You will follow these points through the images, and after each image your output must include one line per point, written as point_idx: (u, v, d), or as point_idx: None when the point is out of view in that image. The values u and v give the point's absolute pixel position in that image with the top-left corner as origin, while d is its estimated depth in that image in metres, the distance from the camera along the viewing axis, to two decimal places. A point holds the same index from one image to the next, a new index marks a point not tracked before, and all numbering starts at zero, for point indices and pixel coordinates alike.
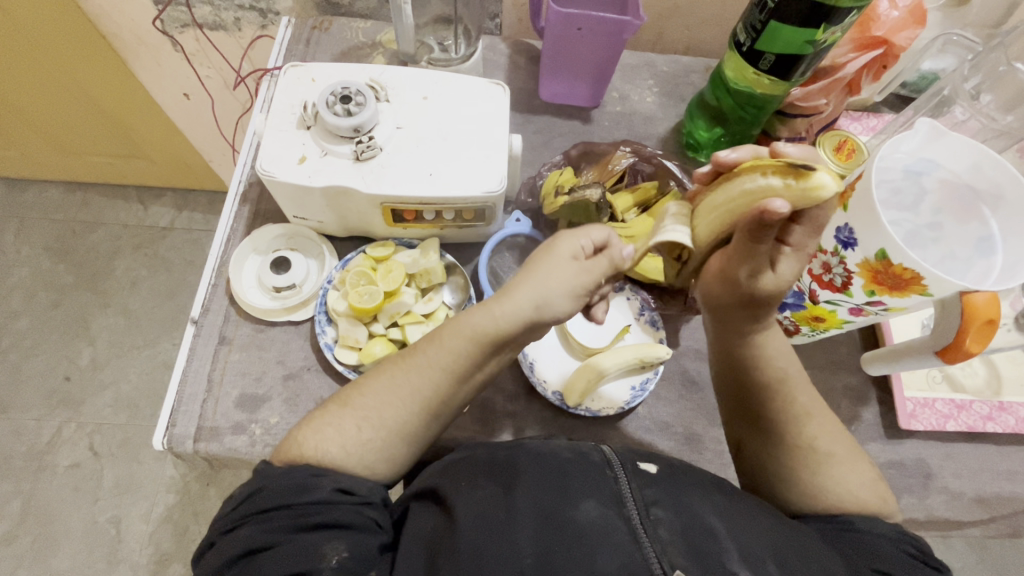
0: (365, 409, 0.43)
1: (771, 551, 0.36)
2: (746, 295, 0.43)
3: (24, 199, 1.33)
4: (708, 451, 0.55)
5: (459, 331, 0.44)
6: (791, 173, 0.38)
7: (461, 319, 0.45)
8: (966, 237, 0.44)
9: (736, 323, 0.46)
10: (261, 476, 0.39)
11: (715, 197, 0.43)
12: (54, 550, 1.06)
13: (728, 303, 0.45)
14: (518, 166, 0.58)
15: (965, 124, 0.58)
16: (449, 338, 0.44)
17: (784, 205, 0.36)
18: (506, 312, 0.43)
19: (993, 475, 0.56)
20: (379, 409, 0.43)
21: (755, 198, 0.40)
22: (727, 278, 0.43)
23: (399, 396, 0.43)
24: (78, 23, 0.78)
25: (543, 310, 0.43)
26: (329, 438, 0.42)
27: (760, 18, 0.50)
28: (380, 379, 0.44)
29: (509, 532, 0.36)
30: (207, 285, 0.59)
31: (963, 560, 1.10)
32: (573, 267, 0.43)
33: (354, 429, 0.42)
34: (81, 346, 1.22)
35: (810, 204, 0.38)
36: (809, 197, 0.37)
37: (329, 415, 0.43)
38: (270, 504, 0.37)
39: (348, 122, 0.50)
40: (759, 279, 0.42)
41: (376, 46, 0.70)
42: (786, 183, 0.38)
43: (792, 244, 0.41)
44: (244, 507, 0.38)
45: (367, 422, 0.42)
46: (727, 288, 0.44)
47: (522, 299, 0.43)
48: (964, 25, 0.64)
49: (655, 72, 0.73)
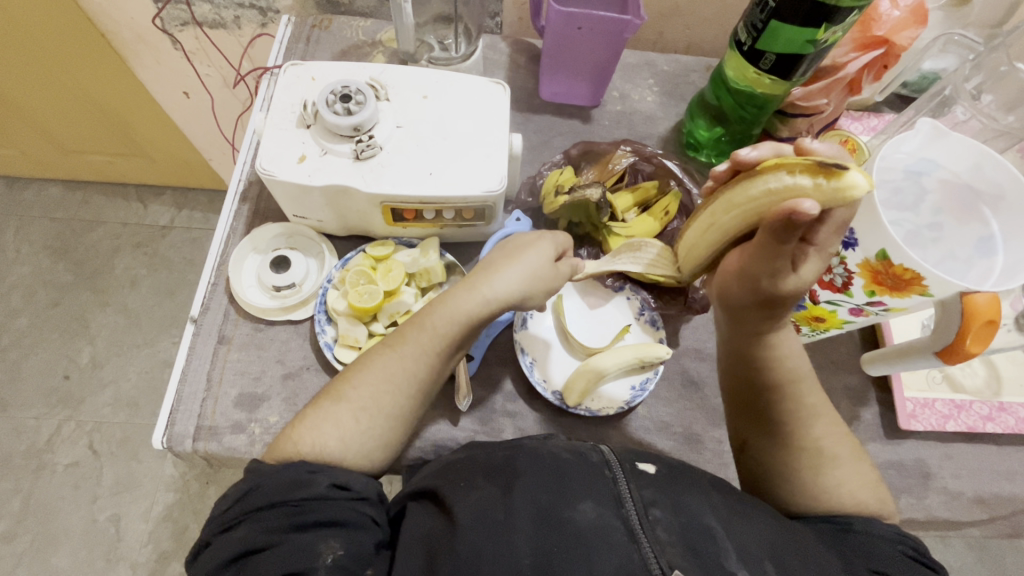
0: (361, 400, 0.43)
1: (766, 551, 0.36)
2: (765, 297, 0.42)
3: (24, 198, 1.33)
4: (707, 451, 0.55)
5: (451, 316, 0.45)
6: (821, 172, 0.37)
7: (447, 301, 0.46)
8: (966, 237, 0.44)
9: (751, 324, 0.45)
10: (255, 475, 0.39)
11: (737, 194, 0.42)
12: (54, 548, 1.06)
13: (744, 304, 0.44)
14: (518, 166, 0.58)
15: (965, 123, 0.58)
16: (441, 324, 0.45)
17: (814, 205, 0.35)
18: (499, 295, 0.46)
19: (993, 475, 0.56)
20: (376, 399, 0.43)
21: (785, 196, 0.39)
22: (747, 278, 0.42)
23: (395, 387, 0.44)
24: (77, 21, 0.77)
25: (526, 302, 0.47)
26: (327, 433, 0.42)
27: (761, 18, 0.50)
28: (375, 369, 0.44)
29: (507, 533, 0.36)
30: (207, 285, 0.59)
31: (962, 560, 1.10)
32: (549, 256, 0.48)
33: (352, 421, 0.42)
34: (81, 345, 1.22)
35: (841, 202, 0.37)
36: (841, 196, 0.37)
37: (323, 410, 0.43)
38: (266, 503, 0.37)
39: (347, 121, 0.49)
40: (781, 280, 0.41)
41: (376, 45, 0.70)
42: (816, 182, 0.37)
43: (817, 244, 0.40)
44: (240, 506, 0.38)
45: (364, 413, 0.43)
46: (743, 289, 0.43)
47: (516, 284, 0.46)
48: (965, 25, 0.63)
49: (655, 71, 0.73)
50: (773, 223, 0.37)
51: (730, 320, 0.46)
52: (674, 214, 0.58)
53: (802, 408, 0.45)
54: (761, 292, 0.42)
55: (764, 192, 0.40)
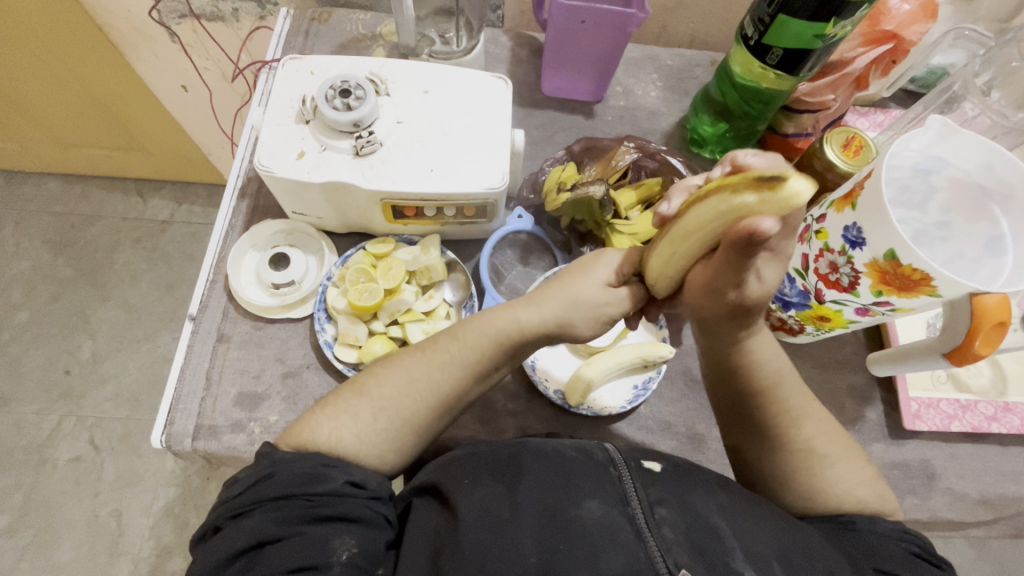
0: (383, 398, 0.42)
1: (776, 550, 0.36)
2: (736, 307, 0.40)
3: (23, 191, 1.32)
4: (710, 451, 0.55)
5: (484, 328, 0.44)
6: (763, 185, 0.32)
7: (499, 312, 0.45)
8: (974, 237, 0.43)
9: (712, 344, 0.45)
10: (269, 462, 0.39)
11: (700, 214, 0.36)
12: (56, 543, 1.06)
13: (715, 316, 0.42)
14: (520, 162, 0.57)
15: (975, 119, 0.57)
16: (482, 339, 0.44)
17: (773, 223, 0.32)
18: (531, 320, 0.43)
19: (998, 476, 0.56)
20: (397, 401, 0.42)
21: (735, 215, 0.34)
22: (712, 290, 0.39)
23: (421, 395, 0.43)
24: (74, 13, 0.77)
25: (565, 328, 0.43)
26: (343, 425, 0.41)
27: (768, 12, 0.49)
28: (404, 370, 0.43)
29: (512, 531, 0.35)
30: (206, 281, 0.58)
31: (962, 557, 1.10)
32: (603, 273, 0.45)
33: (370, 419, 0.42)
34: (81, 339, 1.21)
35: (796, 210, 0.32)
36: (790, 206, 0.31)
37: (345, 402, 0.42)
38: (280, 493, 0.36)
39: (347, 116, 0.49)
40: (747, 287, 0.38)
41: (376, 38, 0.69)
42: (761, 197, 0.32)
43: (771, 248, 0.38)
44: (252, 493, 0.37)
45: (379, 420, 0.42)
46: (712, 306, 0.41)
47: (547, 305, 0.43)
48: (975, 19, 0.62)
49: (659, 65, 0.72)
50: (736, 242, 0.33)
51: (702, 328, 0.44)
52: (646, 239, 0.56)
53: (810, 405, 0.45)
54: (735, 304, 0.40)
55: (724, 212, 0.34)
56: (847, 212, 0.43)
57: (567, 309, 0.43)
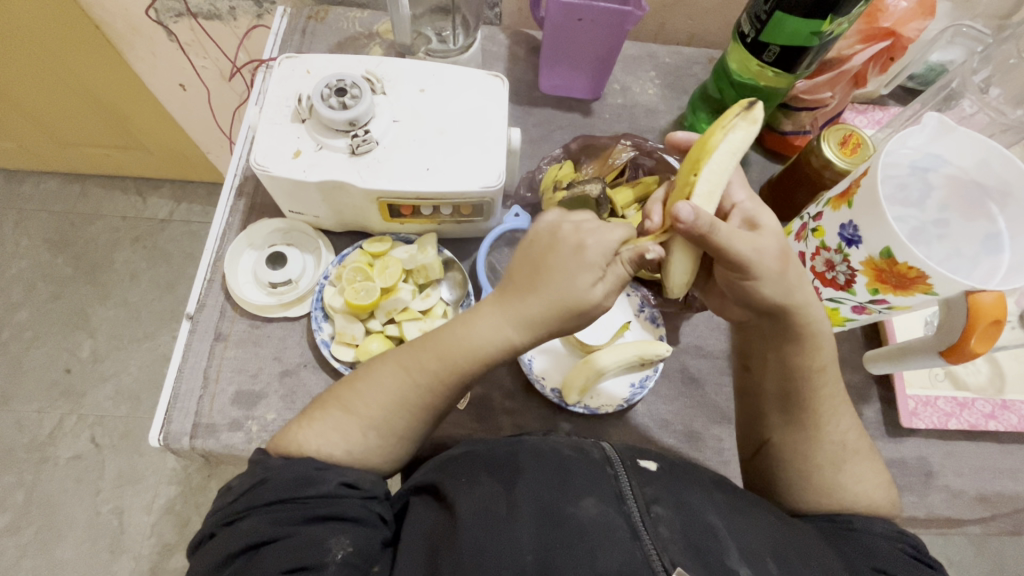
0: (372, 417, 0.41)
1: (771, 550, 0.35)
2: (778, 253, 0.42)
3: (22, 190, 1.32)
4: (708, 449, 0.55)
5: (456, 329, 0.42)
6: (737, 114, 0.41)
7: (470, 324, 0.41)
8: (972, 235, 0.43)
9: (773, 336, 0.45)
10: (262, 468, 0.39)
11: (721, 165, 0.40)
12: (57, 541, 1.07)
13: (772, 282, 0.42)
14: (518, 161, 0.57)
15: (972, 117, 0.57)
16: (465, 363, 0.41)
17: (687, 208, 0.37)
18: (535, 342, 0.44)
19: (995, 473, 0.56)
20: (388, 420, 0.41)
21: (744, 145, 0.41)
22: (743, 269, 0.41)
23: (414, 416, 0.42)
24: (70, 12, 0.76)
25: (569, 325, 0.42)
26: (334, 442, 0.41)
27: (766, 9, 0.49)
28: (388, 390, 0.42)
29: (509, 529, 0.35)
30: (202, 281, 0.58)
31: (961, 554, 1.10)
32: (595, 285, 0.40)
33: (360, 436, 0.41)
34: (81, 338, 1.22)
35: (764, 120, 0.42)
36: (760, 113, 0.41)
37: (333, 418, 0.41)
38: (274, 497, 0.36)
39: (342, 115, 0.48)
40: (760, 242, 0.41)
41: (373, 37, 0.69)
42: (744, 120, 0.40)
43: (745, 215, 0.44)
44: (246, 498, 0.37)
45: (372, 430, 0.41)
46: (748, 258, 0.40)
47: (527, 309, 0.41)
48: (974, 16, 0.62)
49: (657, 63, 0.72)
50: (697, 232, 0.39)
51: (773, 316, 0.44)
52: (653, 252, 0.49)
53: (819, 403, 0.44)
54: (773, 256, 0.41)
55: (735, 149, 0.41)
56: (842, 210, 0.43)
57: (548, 310, 0.41)
